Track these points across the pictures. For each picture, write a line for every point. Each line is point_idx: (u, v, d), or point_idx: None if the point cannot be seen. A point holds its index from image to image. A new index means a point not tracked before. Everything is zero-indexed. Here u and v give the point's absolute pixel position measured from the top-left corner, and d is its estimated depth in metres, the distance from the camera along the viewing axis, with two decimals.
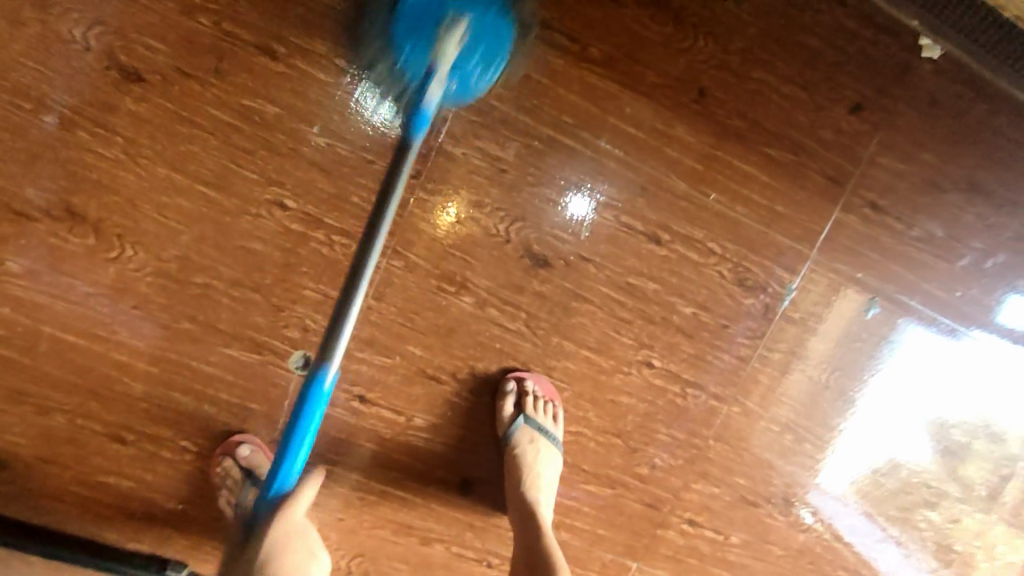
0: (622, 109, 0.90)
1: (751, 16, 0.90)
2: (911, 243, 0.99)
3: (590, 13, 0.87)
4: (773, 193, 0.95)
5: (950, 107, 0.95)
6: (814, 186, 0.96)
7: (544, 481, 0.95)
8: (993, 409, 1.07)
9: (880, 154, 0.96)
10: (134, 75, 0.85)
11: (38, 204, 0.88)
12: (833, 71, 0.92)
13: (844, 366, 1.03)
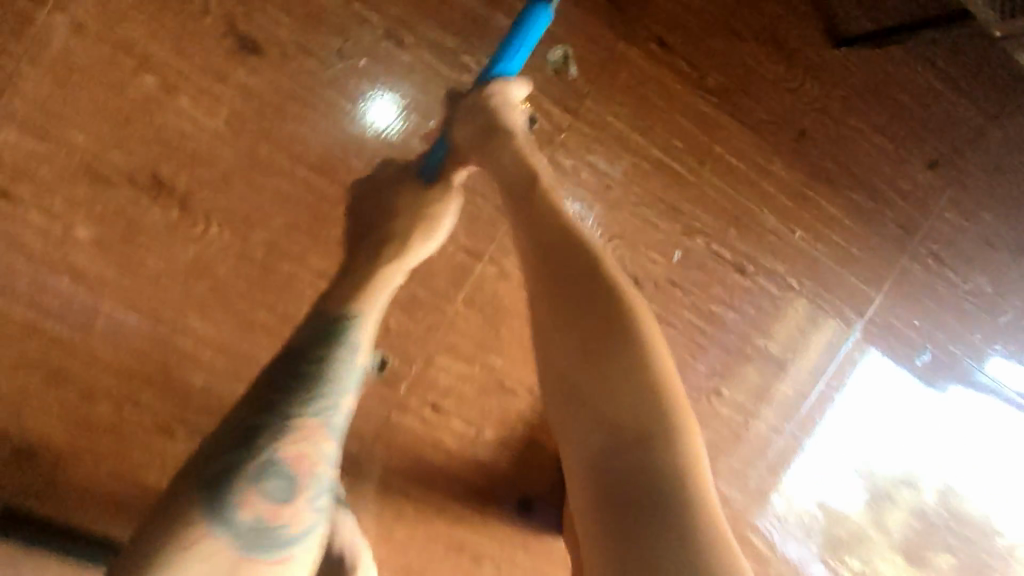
0: (729, 140, 0.92)
1: (851, 66, 0.94)
2: (963, 296, 1.04)
3: (712, 43, 0.89)
4: (851, 235, 0.99)
5: (1009, 173, 1.03)
6: (888, 233, 1.00)
7: None
8: (970, 463, 1.06)
9: (948, 209, 1.01)
10: (251, 45, 0.81)
11: (120, 169, 0.81)
12: (916, 127, 0.98)
13: (862, 392, 1.02)
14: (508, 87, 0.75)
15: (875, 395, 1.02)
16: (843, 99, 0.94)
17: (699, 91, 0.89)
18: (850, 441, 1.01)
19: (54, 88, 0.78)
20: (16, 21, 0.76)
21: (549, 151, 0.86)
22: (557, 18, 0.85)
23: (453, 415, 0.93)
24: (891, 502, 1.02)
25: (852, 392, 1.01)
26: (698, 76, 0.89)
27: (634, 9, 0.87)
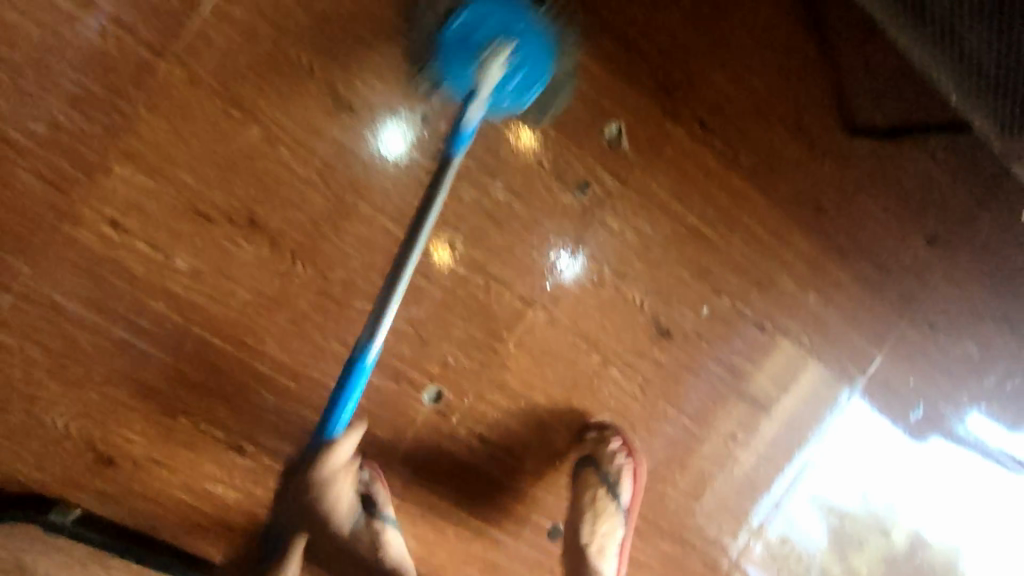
0: (756, 212, 1.03)
1: (868, 151, 1.05)
2: (951, 359, 1.16)
3: (749, 127, 0.99)
4: (858, 301, 1.10)
5: (1001, 253, 1.14)
6: (889, 301, 1.11)
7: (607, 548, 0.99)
8: (936, 497, 1.21)
9: (943, 282, 1.13)
10: (346, 106, 0.90)
11: (220, 208, 0.89)
12: (921, 208, 1.09)
13: (850, 437, 1.14)
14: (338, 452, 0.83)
15: (854, 438, 1.14)
16: (858, 181, 1.05)
17: (731, 168, 1.00)
18: (828, 479, 1.14)
19: (169, 133, 0.86)
20: (141, 72, 0.84)
21: (599, 215, 0.98)
22: (615, 98, 0.95)
23: (498, 446, 1.02)
24: (860, 533, 1.17)
25: (836, 442, 1.14)
26: (731, 154, 1.00)
27: (685, 93, 0.97)
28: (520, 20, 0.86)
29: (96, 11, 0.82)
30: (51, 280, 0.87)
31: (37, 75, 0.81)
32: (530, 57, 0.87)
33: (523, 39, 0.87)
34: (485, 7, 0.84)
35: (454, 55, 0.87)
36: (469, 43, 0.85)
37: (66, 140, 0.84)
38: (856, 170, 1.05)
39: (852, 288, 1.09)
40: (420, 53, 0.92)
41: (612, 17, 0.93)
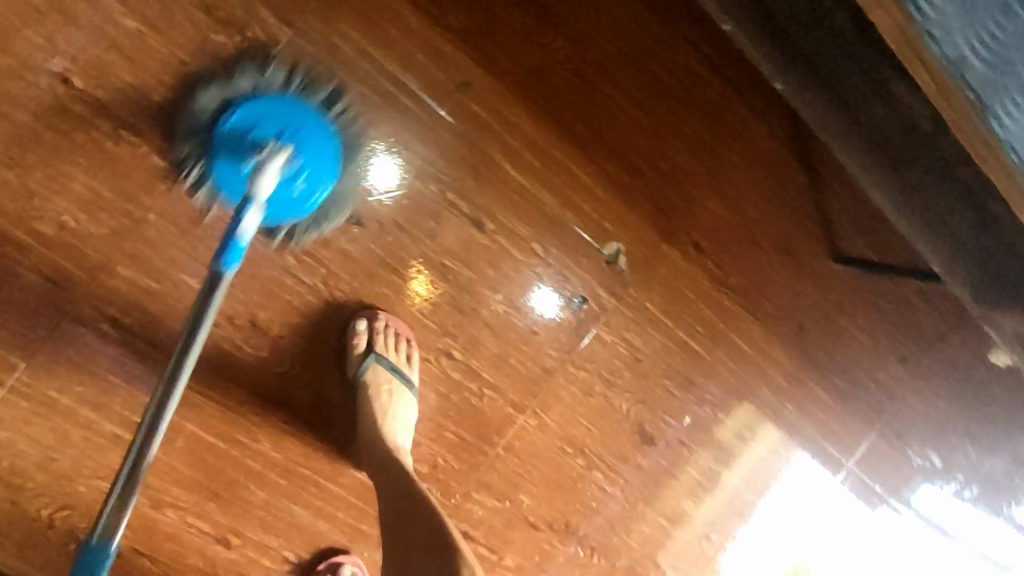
0: (741, 327, 1.07)
1: (850, 276, 1.09)
2: (916, 469, 1.20)
3: (737, 250, 1.04)
4: (831, 413, 1.14)
5: (967, 373, 1.19)
6: (861, 414, 1.16)
7: (400, 425, 0.90)
8: (881, 546, 1.22)
9: (911, 396, 1.17)
10: (355, 219, 0.89)
11: (223, 311, 0.88)
12: (894, 328, 1.13)
13: (798, 496, 1.16)
14: None
15: (798, 491, 1.16)
16: (837, 303, 1.09)
17: (719, 287, 1.04)
18: (773, 532, 1.16)
19: (176, 239, 0.85)
20: (153, 180, 0.84)
21: (594, 328, 1.01)
22: (616, 221, 0.98)
23: (481, 542, 1.04)
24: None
25: (776, 490, 1.15)
26: (719, 274, 1.04)
27: (679, 217, 1.00)
28: (264, 102, 0.81)
29: (112, 120, 0.82)
30: (47, 376, 0.85)
31: (45, 180, 0.81)
32: (309, 152, 0.81)
33: (304, 138, 0.81)
34: (273, 105, 0.81)
35: (224, 148, 0.79)
36: (242, 141, 0.79)
37: (71, 242, 0.83)
38: (836, 290, 1.09)
39: (823, 398, 1.13)
40: (180, 137, 0.82)
41: (621, 145, 0.96)
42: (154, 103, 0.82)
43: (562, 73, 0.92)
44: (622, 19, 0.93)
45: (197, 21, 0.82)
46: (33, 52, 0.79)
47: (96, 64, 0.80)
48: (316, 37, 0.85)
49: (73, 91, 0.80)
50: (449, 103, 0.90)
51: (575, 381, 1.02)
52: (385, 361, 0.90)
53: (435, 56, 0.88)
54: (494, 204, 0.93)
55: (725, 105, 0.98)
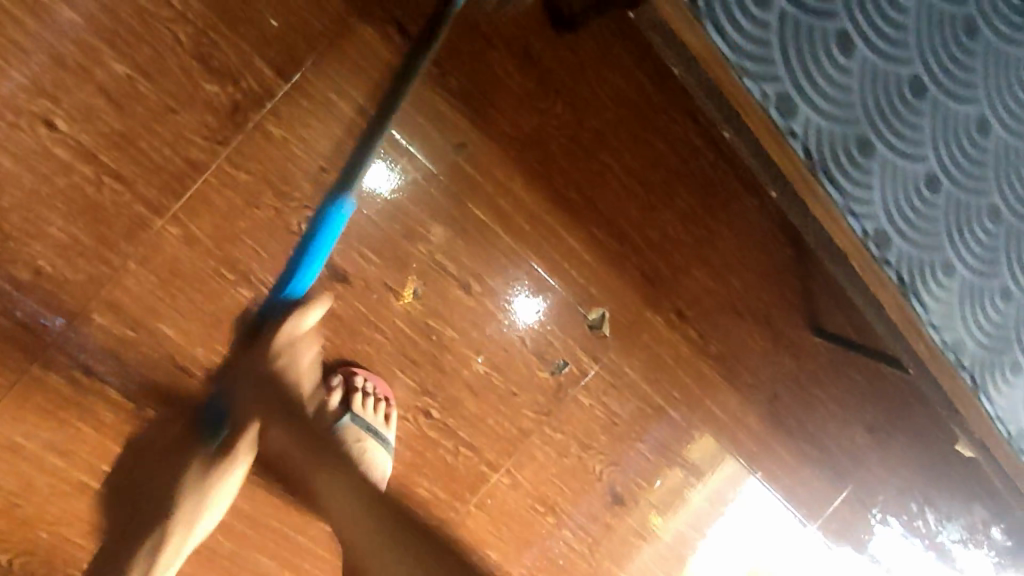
0: (717, 394, 1.07)
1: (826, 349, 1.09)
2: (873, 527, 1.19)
3: (722, 320, 1.03)
4: (793, 477, 1.13)
5: (935, 447, 1.19)
6: (825, 479, 1.14)
7: (370, 483, 0.88)
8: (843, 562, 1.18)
9: (876, 463, 1.16)
10: (342, 276, 0.88)
11: (200, 362, 0.86)
12: (867, 398, 1.13)
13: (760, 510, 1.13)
14: None
15: (755, 517, 1.13)
16: (815, 378, 1.10)
17: (700, 355, 1.04)
18: (731, 545, 1.13)
19: (156, 288, 0.83)
20: (135, 228, 0.81)
21: (573, 391, 1.01)
22: (603, 288, 0.98)
23: None
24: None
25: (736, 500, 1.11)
26: (702, 344, 1.04)
27: (666, 286, 1.00)
28: None
29: (96, 165, 0.79)
30: (12, 423, 0.82)
31: (22, 223, 0.78)
32: None
33: None
34: None
35: None
36: None
37: (47, 288, 0.80)
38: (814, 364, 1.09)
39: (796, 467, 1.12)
40: None
41: (613, 214, 0.95)
42: (140, 151, 0.80)
43: (558, 139, 0.91)
44: (623, 89, 0.92)
45: (191, 69, 0.79)
46: (16, 93, 0.75)
47: (83, 108, 0.77)
48: (313, 93, 0.83)
49: (57, 135, 0.77)
50: (443, 164, 0.88)
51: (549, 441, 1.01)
52: (360, 420, 0.89)
53: (431, 117, 0.87)
54: (481, 267, 0.92)
55: (719, 179, 0.99)
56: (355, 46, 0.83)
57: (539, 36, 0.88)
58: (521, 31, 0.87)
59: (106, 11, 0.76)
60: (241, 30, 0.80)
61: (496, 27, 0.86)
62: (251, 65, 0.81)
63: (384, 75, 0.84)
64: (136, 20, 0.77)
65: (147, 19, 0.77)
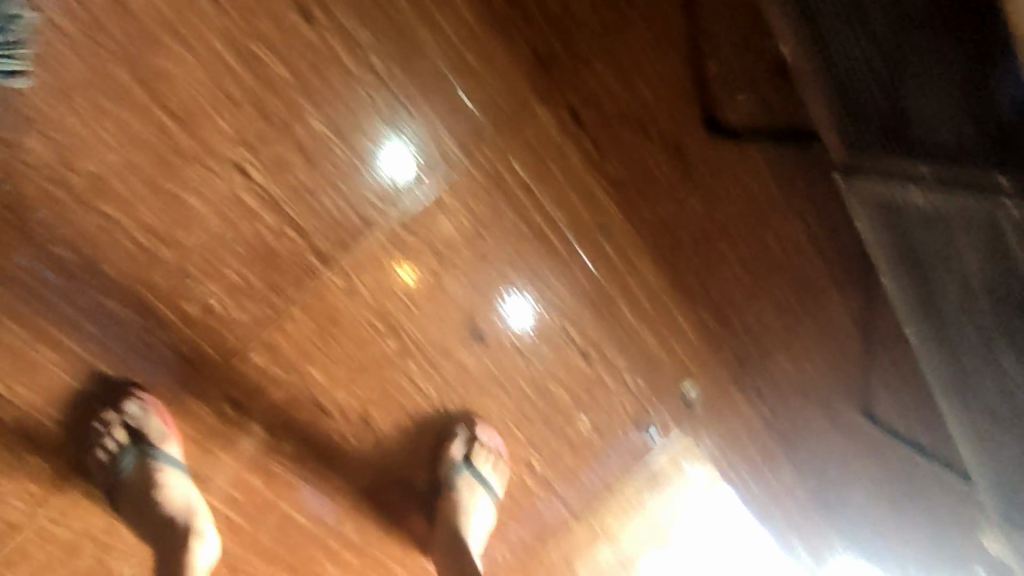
0: (771, 463, 1.18)
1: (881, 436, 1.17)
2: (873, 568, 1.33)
3: (789, 401, 1.13)
4: (829, 521, 1.27)
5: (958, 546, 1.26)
6: (840, 525, 1.29)
7: (475, 533, 0.96)
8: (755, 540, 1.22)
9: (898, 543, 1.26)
10: (479, 335, 0.94)
11: (339, 404, 0.91)
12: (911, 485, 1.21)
13: (720, 505, 1.17)
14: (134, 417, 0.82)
15: (711, 518, 1.16)
16: (859, 463, 1.20)
17: (769, 431, 1.15)
18: (695, 541, 1.16)
19: (314, 334, 0.87)
20: (305, 277, 0.85)
21: (656, 454, 1.09)
22: (697, 365, 1.07)
23: None
24: (707, 556, 1.18)
25: (704, 500, 1.15)
26: (768, 419, 1.14)
27: (752, 369, 1.09)
28: None
29: (279, 216, 0.82)
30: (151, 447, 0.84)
31: (202, 263, 0.81)
32: None
33: None
34: None
35: None
36: None
37: (212, 324, 0.84)
38: (859, 441, 1.18)
39: (820, 524, 1.27)
40: None
41: (721, 299, 1.03)
42: (321, 206, 0.83)
43: (690, 230, 0.98)
44: (750, 189, 0.98)
45: (380, 134, 0.83)
46: (218, 140, 0.78)
47: (276, 162, 0.80)
48: (485, 165, 0.88)
49: (249, 183, 0.80)
50: (588, 243, 0.95)
51: (624, 485, 1.08)
52: (475, 473, 0.95)
53: (584, 198, 0.93)
54: (602, 336, 1.00)
55: (814, 275, 1.04)
56: (531, 127, 0.88)
57: (688, 133, 0.93)
58: (674, 127, 0.92)
59: (315, 70, 0.78)
60: (433, 101, 0.83)
61: (652, 117, 0.91)
62: (437, 136, 0.85)
63: (550, 155, 0.90)
64: (341, 83, 0.79)
65: (350, 82, 0.80)
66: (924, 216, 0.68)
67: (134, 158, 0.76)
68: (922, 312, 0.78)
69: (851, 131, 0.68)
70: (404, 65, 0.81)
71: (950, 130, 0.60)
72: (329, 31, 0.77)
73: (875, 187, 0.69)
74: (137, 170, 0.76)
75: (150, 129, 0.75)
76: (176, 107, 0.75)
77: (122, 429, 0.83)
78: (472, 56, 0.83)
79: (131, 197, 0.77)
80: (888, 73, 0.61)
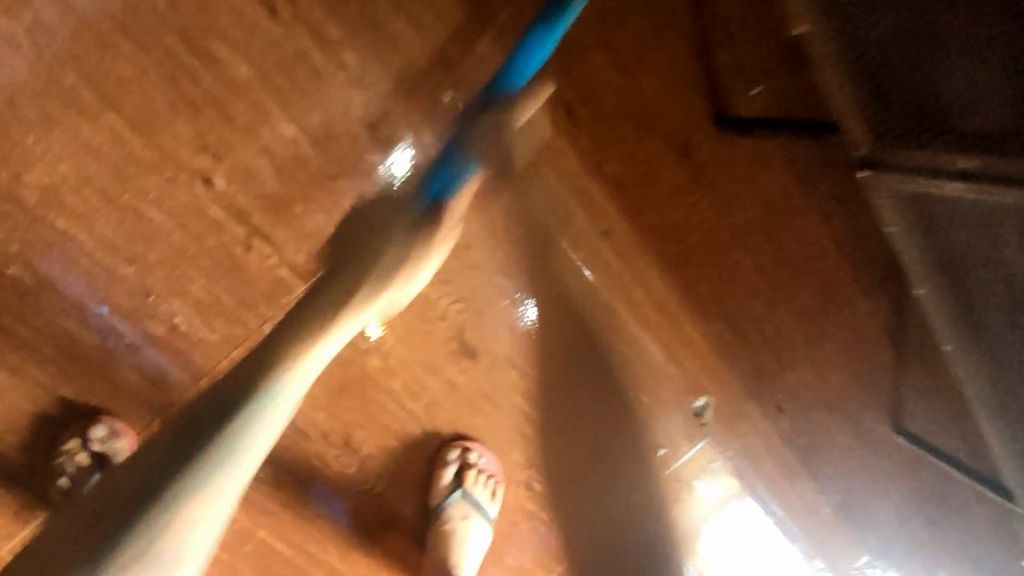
0: (790, 479, 1.10)
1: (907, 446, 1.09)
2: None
3: (815, 415, 1.04)
4: (867, 540, 1.17)
5: None
6: (871, 544, 1.19)
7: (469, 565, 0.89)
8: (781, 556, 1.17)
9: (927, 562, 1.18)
10: (469, 351, 0.87)
11: (320, 427, 0.85)
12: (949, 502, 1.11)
13: (739, 519, 1.11)
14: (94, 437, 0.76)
15: (730, 532, 1.11)
16: (890, 481, 1.11)
17: (788, 447, 1.07)
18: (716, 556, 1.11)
19: None
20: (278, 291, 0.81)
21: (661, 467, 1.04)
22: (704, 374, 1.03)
23: None
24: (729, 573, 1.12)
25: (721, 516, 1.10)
26: (791, 434, 1.06)
27: (769, 379, 1.02)
28: None
29: (247, 228, 0.77)
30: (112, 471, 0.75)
31: (166, 280, 0.76)
32: None
33: None
34: None
35: None
36: None
37: (180, 344, 0.79)
38: None
39: (846, 544, 1.18)
40: None
41: (735, 308, 0.96)
42: (294, 215, 0.78)
43: (698, 232, 0.91)
44: (769, 188, 0.91)
45: (357, 137, 0.77)
46: (179, 147, 0.72)
47: (242, 169, 0.74)
48: None
49: (213, 193, 0.74)
50: (586, 249, 0.91)
51: (633, 501, 1.03)
52: (469, 498, 0.88)
53: (583, 203, 0.89)
54: (598, 347, 0.96)
55: (842, 284, 0.93)
56: None
57: (698, 131, 0.86)
58: (682, 123, 0.86)
59: (282, 69, 0.72)
60: (415, 102, 0.78)
61: (655, 114, 0.85)
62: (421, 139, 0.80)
63: (543, 157, 0.85)
64: (311, 85, 0.73)
65: (321, 83, 0.74)
66: (961, 212, 0.60)
67: (88, 169, 0.69)
68: (967, 326, 0.70)
69: (876, 120, 0.59)
70: (377, 60, 0.75)
71: (990, 115, 0.52)
72: (295, 26, 0.71)
73: (909, 181, 0.61)
74: (91, 182, 0.70)
75: (105, 137, 0.69)
76: (131, 112, 0.69)
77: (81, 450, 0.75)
78: (453, 52, 0.78)
79: (87, 211, 0.71)
80: (924, 51, 0.53)
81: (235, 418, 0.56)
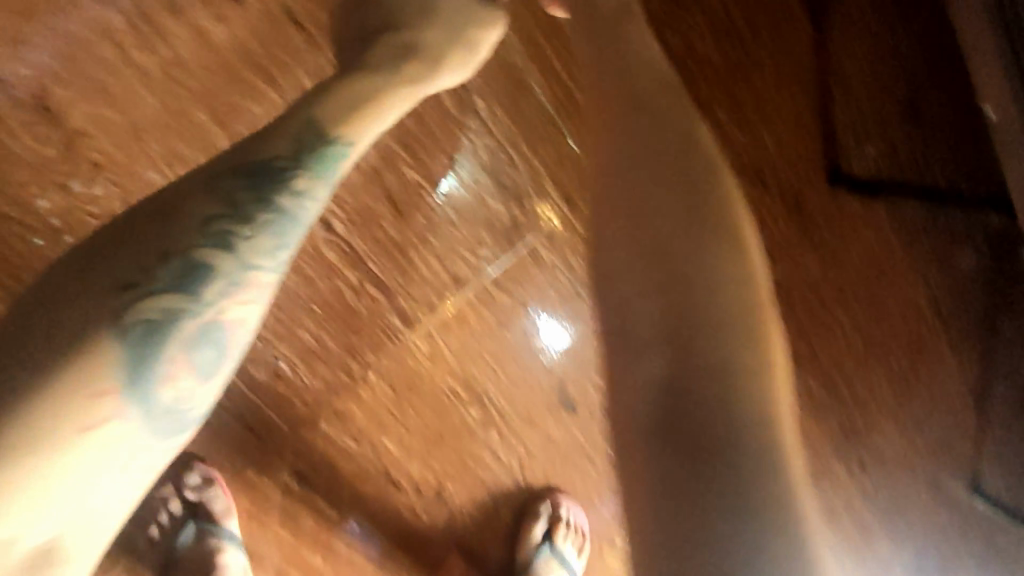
0: (882, 549, 1.04)
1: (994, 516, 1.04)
2: None
3: (896, 478, 1.02)
4: None
5: None
6: None
7: None
8: None
9: None
10: (569, 403, 0.85)
11: (413, 478, 0.81)
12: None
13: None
14: (183, 473, 0.74)
15: None
16: (978, 552, 1.06)
17: (871, 509, 1.03)
18: None
19: (391, 402, 0.78)
20: (385, 338, 0.77)
21: None
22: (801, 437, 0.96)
23: None
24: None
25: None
26: (872, 494, 1.02)
27: (856, 438, 0.99)
28: None
29: (362, 272, 0.74)
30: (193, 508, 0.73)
31: (276, 325, 0.73)
32: None
33: None
34: None
35: None
36: None
37: (282, 392, 0.75)
38: (974, 525, 1.04)
39: None
40: None
41: (831, 366, 0.93)
42: (408, 261, 0.75)
43: (803, 289, 0.89)
44: (872, 246, 0.90)
45: (479, 182, 0.75)
46: None
47: (364, 212, 0.73)
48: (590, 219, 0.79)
49: (332, 237, 0.72)
50: None
51: None
52: (556, 552, 0.84)
53: None
54: None
55: (932, 341, 0.95)
56: None
57: (811, 185, 0.85)
58: (797, 179, 0.84)
59: (412, 113, 0.72)
60: (537, 146, 0.76)
61: (772, 167, 0.83)
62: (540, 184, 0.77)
63: None
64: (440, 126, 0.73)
65: (450, 126, 0.73)
66: None
67: None
68: None
69: None
70: (511, 107, 0.74)
71: None
72: None
73: None
74: None
75: None
76: None
77: (176, 491, 0.75)
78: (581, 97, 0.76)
79: None
80: None
81: (154, 309, 0.38)
